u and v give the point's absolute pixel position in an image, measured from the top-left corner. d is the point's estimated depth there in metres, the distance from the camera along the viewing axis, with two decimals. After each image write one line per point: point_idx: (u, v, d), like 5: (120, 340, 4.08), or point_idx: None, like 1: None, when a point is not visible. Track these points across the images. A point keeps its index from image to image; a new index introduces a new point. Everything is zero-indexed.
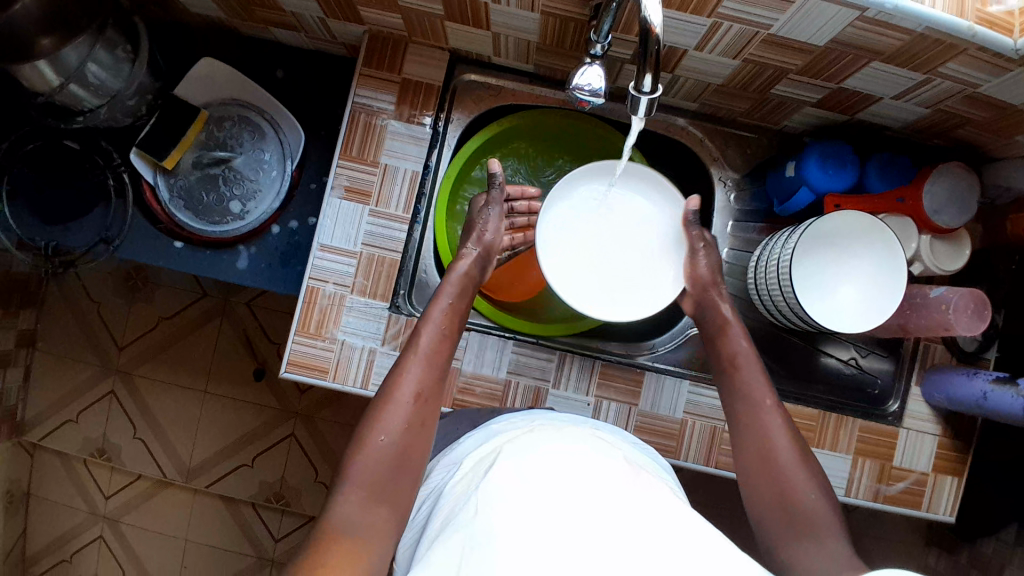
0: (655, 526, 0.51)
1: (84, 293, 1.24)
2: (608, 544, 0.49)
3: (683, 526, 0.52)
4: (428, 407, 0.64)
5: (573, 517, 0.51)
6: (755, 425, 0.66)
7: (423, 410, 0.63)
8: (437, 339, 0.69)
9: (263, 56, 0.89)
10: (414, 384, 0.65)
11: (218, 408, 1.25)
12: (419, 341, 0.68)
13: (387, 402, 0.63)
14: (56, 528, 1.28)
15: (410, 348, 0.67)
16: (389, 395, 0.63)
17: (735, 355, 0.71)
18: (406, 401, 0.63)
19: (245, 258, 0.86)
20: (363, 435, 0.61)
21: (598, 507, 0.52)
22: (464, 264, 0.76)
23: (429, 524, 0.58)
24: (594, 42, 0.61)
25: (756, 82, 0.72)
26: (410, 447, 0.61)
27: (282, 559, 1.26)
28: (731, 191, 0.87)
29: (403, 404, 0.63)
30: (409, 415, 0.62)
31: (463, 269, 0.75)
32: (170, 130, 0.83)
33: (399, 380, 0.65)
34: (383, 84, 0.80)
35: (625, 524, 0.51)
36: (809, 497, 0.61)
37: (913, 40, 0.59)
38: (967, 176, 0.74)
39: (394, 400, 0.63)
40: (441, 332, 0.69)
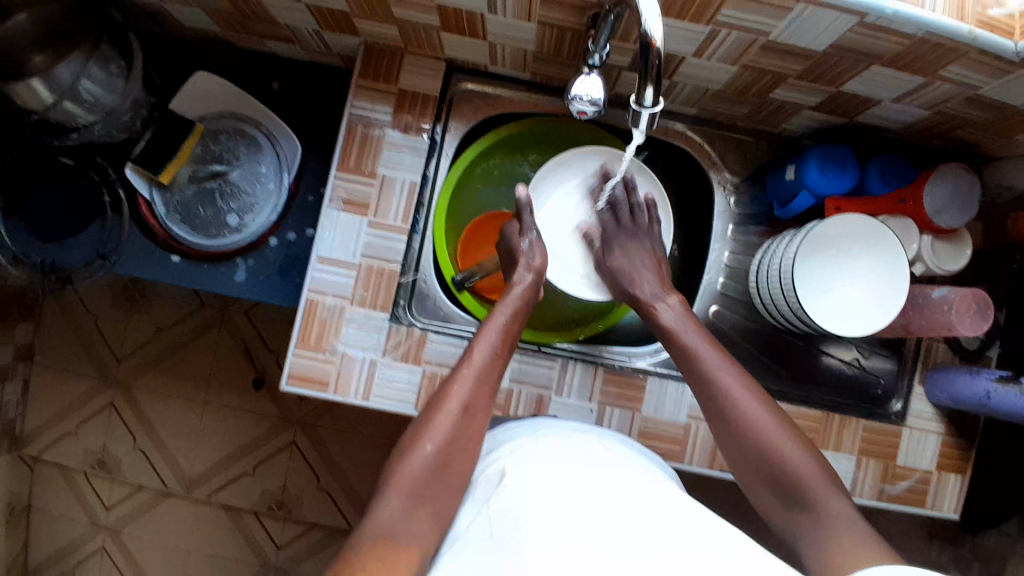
0: (654, 518, 0.52)
1: (81, 305, 1.24)
2: (595, 530, 0.50)
3: (688, 518, 0.52)
4: (476, 422, 0.64)
5: (562, 509, 0.52)
6: (722, 406, 0.66)
7: (469, 423, 0.63)
8: (490, 357, 0.69)
9: (258, 69, 0.88)
10: (465, 397, 0.64)
11: (219, 418, 1.25)
12: (474, 356, 0.68)
13: (435, 413, 0.63)
14: (58, 540, 1.28)
15: (463, 362, 0.68)
16: (439, 406, 0.63)
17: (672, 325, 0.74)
18: (454, 413, 0.63)
19: (243, 271, 0.86)
20: (408, 446, 0.60)
21: (586, 497, 0.54)
22: (521, 287, 0.77)
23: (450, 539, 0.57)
24: (593, 51, 0.60)
25: (755, 87, 0.72)
26: (453, 457, 0.61)
27: (287, 567, 1.27)
28: (731, 194, 0.88)
29: (451, 415, 0.62)
30: (454, 425, 0.62)
31: (521, 290, 0.76)
32: (166, 145, 0.83)
33: (448, 392, 0.64)
34: (380, 95, 0.79)
35: (613, 513, 0.52)
36: (798, 464, 0.61)
37: (913, 44, 0.58)
38: (967, 178, 0.74)
39: (443, 412, 0.63)
40: (494, 351, 0.70)
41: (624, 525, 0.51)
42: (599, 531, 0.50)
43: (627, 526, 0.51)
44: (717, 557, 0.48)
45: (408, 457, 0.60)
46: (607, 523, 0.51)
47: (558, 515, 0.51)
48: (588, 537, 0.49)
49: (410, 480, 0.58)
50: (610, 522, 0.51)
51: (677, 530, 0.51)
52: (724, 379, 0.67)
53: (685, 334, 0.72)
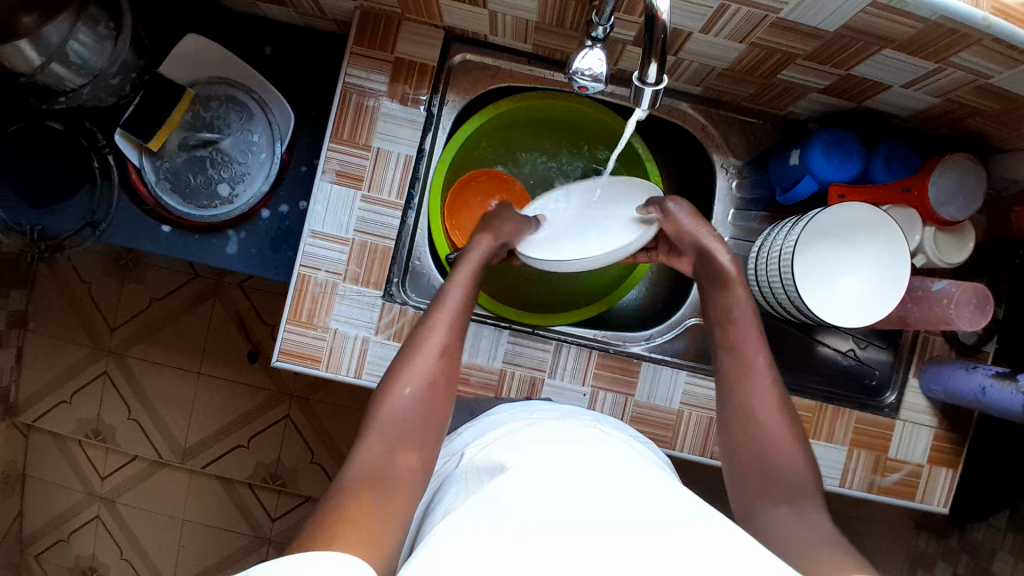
0: (640, 506, 0.51)
1: (74, 274, 1.22)
2: (574, 507, 0.50)
3: (672, 504, 0.51)
4: (453, 366, 0.65)
5: (539, 490, 0.51)
6: (744, 380, 0.67)
7: (447, 369, 0.64)
8: (462, 304, 0.69)
9: (251, 33, 0.86)
10: (441, 340, 0.65)
11: (212, 389, 1.24)
12: (444, 301, 0.69)
13: (411, 355, 0.64)
14: (52, 507, 1.29)
15: (434, 308, 0.68)
16: (418, 349, 0.64)
17: (710, 289, 0.75)
18: (432, 357, 0.64)
19: (235, 243, 0.85)
20: (388, 388, 0.61)
21: (573, 479, 0.53)
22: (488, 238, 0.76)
23: (438, 506, 0.57)
24: (596, 24, 0.58)
25: (762, 67, 0.70)
26: (433, 404, 0.61)
27: (279, 538, 1.28)
28: (732, 179, 0.85)
29: (428, 358, 0.64)
30: (432, 371, 0.63)
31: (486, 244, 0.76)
32: (155, 111, 0.80)
33: (426, 337, 0.65)
34: (375, 63, 0.76)
35: (596, 497, 0.51)
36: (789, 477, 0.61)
37: (927, 28, 0.56)
38: (974, 169, 0.72)
39: (420, 355, 0.64)
40: (466, 297, 0.70)
41: (608, 510, 0.50)
42: (576, 513, 0.49)
43: (614, 512, 0.49)
44: (708, 546, 0.47)
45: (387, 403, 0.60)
46: (586, 505, 0.50)
47: (533, 497, 0.50)
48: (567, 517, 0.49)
49: None
50: (591, 505, 0.50)
51: (668, 517, 0.50)
52: (754, 356, 0.68)
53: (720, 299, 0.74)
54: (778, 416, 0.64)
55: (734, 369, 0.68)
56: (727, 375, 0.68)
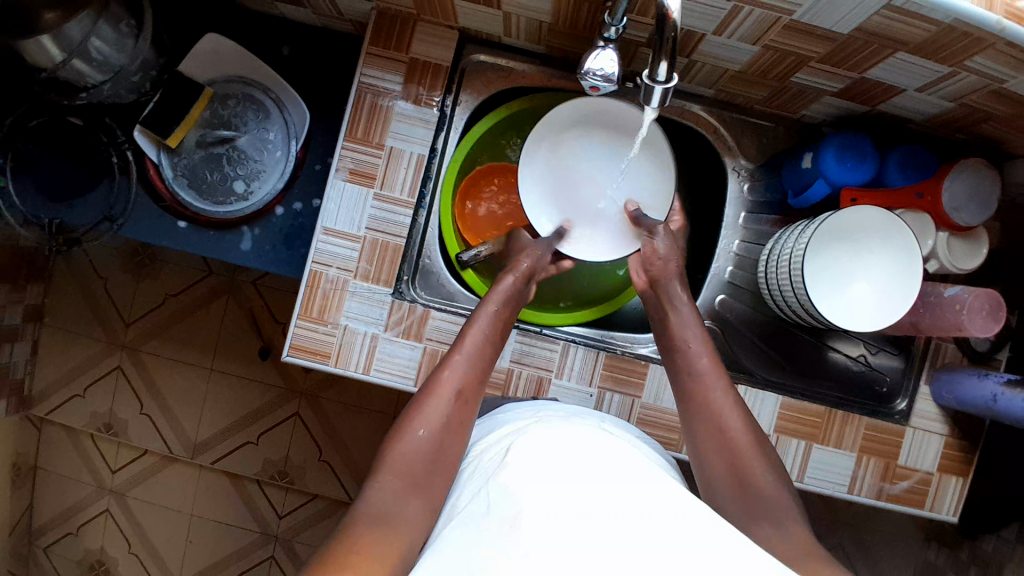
0: (648, 504, 0.51)
1: (90, 269, 1.24)
2: (577, 523, 0.48)
3: (674, 510, 0.51)
4: (470, 409, 0.65)
5: (544, 489, 0.51)
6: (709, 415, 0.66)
7: (462, 412, 0.64)
8: (482, 343, 0.69)
9: (268, 32, 0.87)
10: (459, 381, 0.65)
11: (224, 386, 1.26)
12: (464, 341, 0.68)
13: (428, 395, 0.64)
14: (64, 500, 1.31)
15: (454, 347, 0.68)
16: (433, 393, 0.64)
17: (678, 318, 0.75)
18: (446, 399, 0.63)
19: (249, 240, 0.86)
20: (400, 430, 0.61)
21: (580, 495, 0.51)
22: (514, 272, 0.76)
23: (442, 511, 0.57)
24: (609, 25, 0.58)
25: (776, 69, 0.70)
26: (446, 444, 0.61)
27: (286, 535, 1.28)
28: (744, 181, 0.85)
29: (444, 401, 0.63)
30: (449, 413, 0.63)
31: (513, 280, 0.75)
32: (175, 108, 0.81)
33: (443, 377, 0.65)
34: (390, 63, 0.77)
35: (602, 494, 0.51)
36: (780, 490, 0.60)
37: (940, 31, 0.56)
38: (989, 173, 0.72)
39: (436, 397, 0.63)
40: (487, 338, 0.70)
41: (616, 507, 0.50)
42: (583, 510, 0.49)
43: (623, 510, 0.50)
44: (715, 548, 0.47)
45: (400, 436, 0.61)
46: (594, 502, 0.50)
47: (537, 497, 0.51)
48: (574, 516, 0.49)
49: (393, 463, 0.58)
50: (599, 503, 0.50)
51: (675, 518, 0.50)
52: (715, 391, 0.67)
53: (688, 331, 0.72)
54: (750, 443, 0.63)
55: (698, 383, 0.68)
56: (688, 392, 0.69)
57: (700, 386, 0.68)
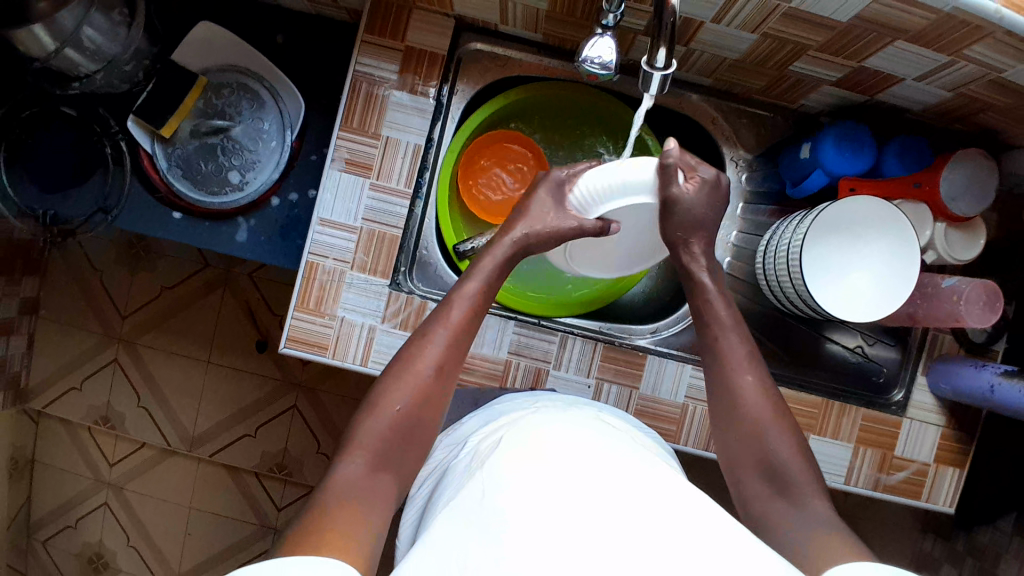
0: (640, 493, 0.50)
1: (86, 262, 1.23)
2: (565, 517, 0.48)
3: (665, 496, 0.51)
4: (448, 382, 0.63)
5: (538, 481, 0.50)
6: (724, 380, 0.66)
7: (439, 389, 0.62)
8: (467, 317, 0.65)
9: (262, 21, 0.87)
10: (437, 358, 0.62)
11: (220, 378, 1.25)
12: (449, 316, 0.64)
13: (405, 370, 0.61)
14: (61, 493, 1.30)
15: (438, 320, 0.64)
16: (411, 366, 0.62)
17: (705, 296, 0.71)
18: (424, 373, 0.61)
19: (244, 230, 0.85)
20: (377, 402, 0.60)
21: (569, 481, 0.50)
22: (508, 241, 0.70)
23: (435, 499, 0.58)
24: (607, 12, 0.58)
25: (775, 58, 0.69)
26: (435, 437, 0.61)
27: (284, 527, 1.29)
28: (743, 171, 0.85)
29: (421, 376, 0.61)
30: (423, 388, 0.61)
31: (509, 243, 0.70)
32: (168, 96, 0.81)
33: (422, 350, 0.62)
34: (386, 52, 0.77)
35: (599, 488, 0.50)
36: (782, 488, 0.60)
37: (939, 20, 0.56)
38: (986, 164, 0.72)
39: (413, 371, 0.61)
40: (472, 309, 0.66)
41: (612, 503, 0.49)
42: (572, 506, 0.48)
43: (619, 506, 0.49)
44: (700, 543, 0.47)
45: None
46: (590, 496, 0.49)
47: (530, 490, 0.50)
48: (567, 512, 0.48)
49: (380, 460, 0.57)
50: (580, 500, 0.49)
51: (670, 511, 0.49)
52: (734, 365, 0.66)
53: (706, 300, 0.71)
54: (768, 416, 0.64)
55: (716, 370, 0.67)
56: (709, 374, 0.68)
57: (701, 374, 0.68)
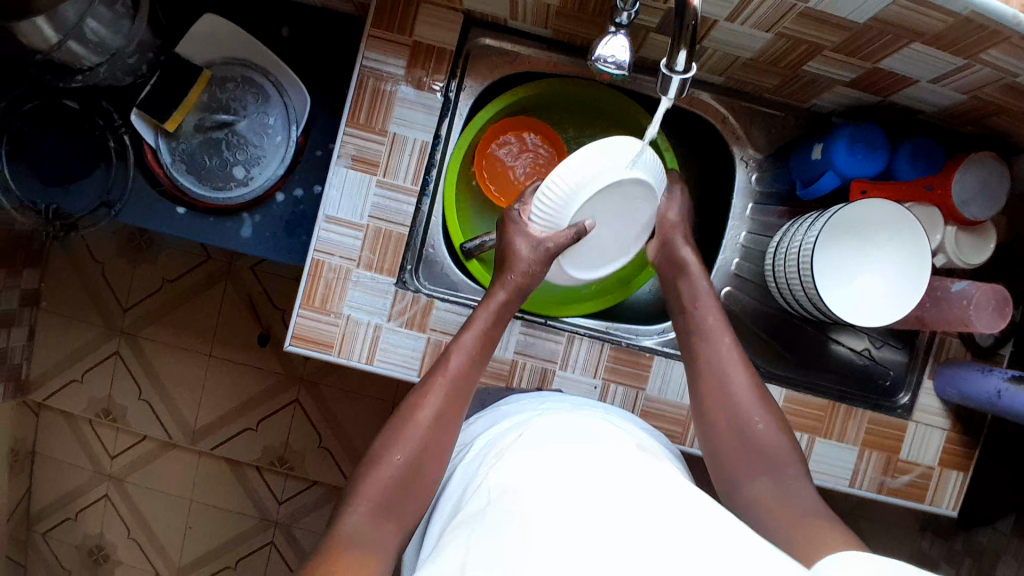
0: (647, 497, 0.50)
1: (88, 255, 1.23)
2: (576, 521, 0.47)
3: (672, 498, 0.50)
4: (448, 433, 0.62)
5: (542, 489, 0.50)
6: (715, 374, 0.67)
7: (440, 437, 0.61)
8: (465, 366, 0.66)
9: (267, 13, 0.85)
10: (436, 408, 0.62)
11: (222, 372, 1.25)
12: (447, 365, 0.65)
13: (405, 422, 0.61)
14: (62, 485, 1.30)
15: (436, 371, 0.65)
16: (411, 419, 0.61)
17: (696, 293, 0.73)
18: (425, 423, 0.61)
19: (249, 226, 0.84)
20: (379, 455, 0.60)
21: (578, 489, 0.50)
22: (503, 293, 0.72)
23: (442, 505, 0.58)
24: (621, 10, 0.58)
25: (788, 57, 0.69)
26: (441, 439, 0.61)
27: (285, 521, 1.29)
28: (752, 171, 0.84)
29: (420, 427, 0.61)
30: (425, 438, 0.60)
31: (503, 292, 0.72)
32: (172, 90, 0.79)
33: (420, 402, 0.63)
34: (394, 47, 0.76)
35: (605, 492, 0.50)
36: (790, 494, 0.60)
37: (957, 23, 0.55)
38: (998, 168, 0.71)
39: (413, 422, 0.61)
40: (470, 359, 0.67)
41: (619, 505, 0.49)
42: (583, 511, 0.48)
43: (627, 508, 0.48)
44: (709, 541, 0.46)
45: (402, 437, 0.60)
46: (597, 499, 0.49)
47: (538, 497, 0.49)
48: (574, 514, 0.47)
49: None
50: (590, 504, 0.48)
51: (677, 509, 0.49)
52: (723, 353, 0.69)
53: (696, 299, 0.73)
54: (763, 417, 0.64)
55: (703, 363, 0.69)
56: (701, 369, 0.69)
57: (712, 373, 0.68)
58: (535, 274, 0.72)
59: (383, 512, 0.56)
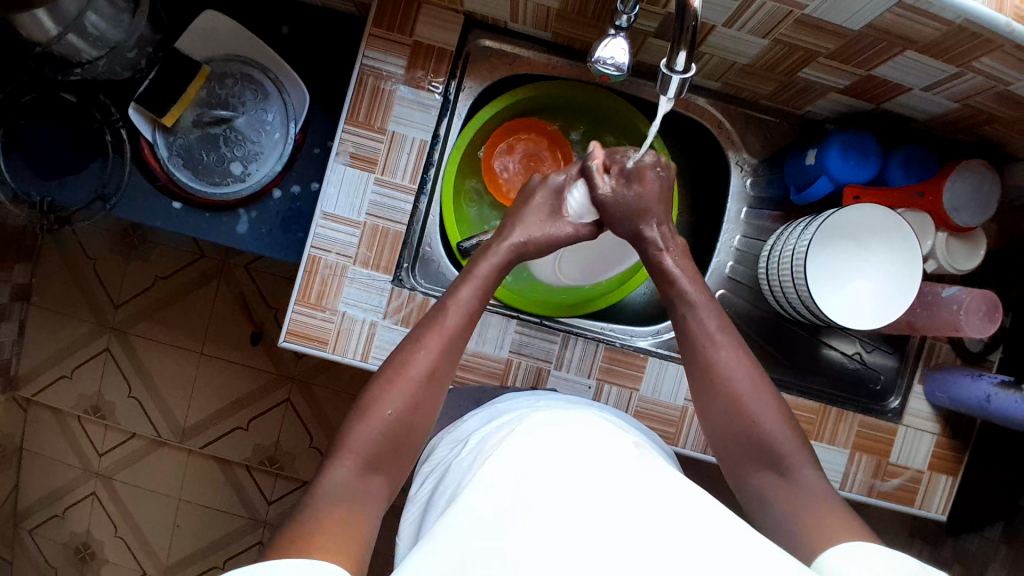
0: (643, 492, 0.50)
1: (80, 251, 1.22)
2: (572, 520, 0.47)
3: (667, 495, 0.50)
4: (438, 388, 0.62)
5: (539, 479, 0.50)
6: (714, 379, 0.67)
7: (429, 392, 0.61)
8: (461, 324, 0.65)
9: (268, 11, 0.86)
10: (429, 362, 0.62)
11: (214, 370, 1.24)
12: (444, 320, 0.65)
13: (397, 375, 0.61)
14: (49, 483, 1.29)
15: (431, 324, 0.65)
16: (400, 374, 0.61)
17: None
18: (414, 379, 0.61)
19: (245, 223, 0.85)
20: (368, 408, 0.59)
21: (576, 478, 0.50)
22: (498, 252, 0.71)
23: (435, 499, 0.58)
24: (620, 13, 0.58)
25: (785, 64, 0.69)
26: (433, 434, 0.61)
27: (275, 521, 1.28)
28: (747, 176, 0.85)
29: (412, 381, 0.61)
30: (415, 392, 0.60)
31: (499, 252, 0.72)
32: (171, 85, 0.80)
33: (415, 354, 0.62)
34: (394, 46, 0.76)
35: (599, 482, 0.50)
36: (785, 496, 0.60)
37: (950, 32, 0.56)
38: (990, 176, 0.72)
39: (405, 375, 0.61)
40: (466, 317, 0.66)
41: (614, 498, 0.49)
42: (579, 509, 0.48)
43: (622, 503, 0.49)
44: (703, 545, 0.47)
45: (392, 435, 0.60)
46: (591, 490, 0.49)
47: (533, 489, 0.50)
48: (569, 507, 0.48)
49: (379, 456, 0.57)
50: (586, 497, 0.49)
51: (671, 506, 0.49)
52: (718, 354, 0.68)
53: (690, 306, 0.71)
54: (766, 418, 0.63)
55: None
56: None
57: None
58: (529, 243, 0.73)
59: (375, 503, 0.56)
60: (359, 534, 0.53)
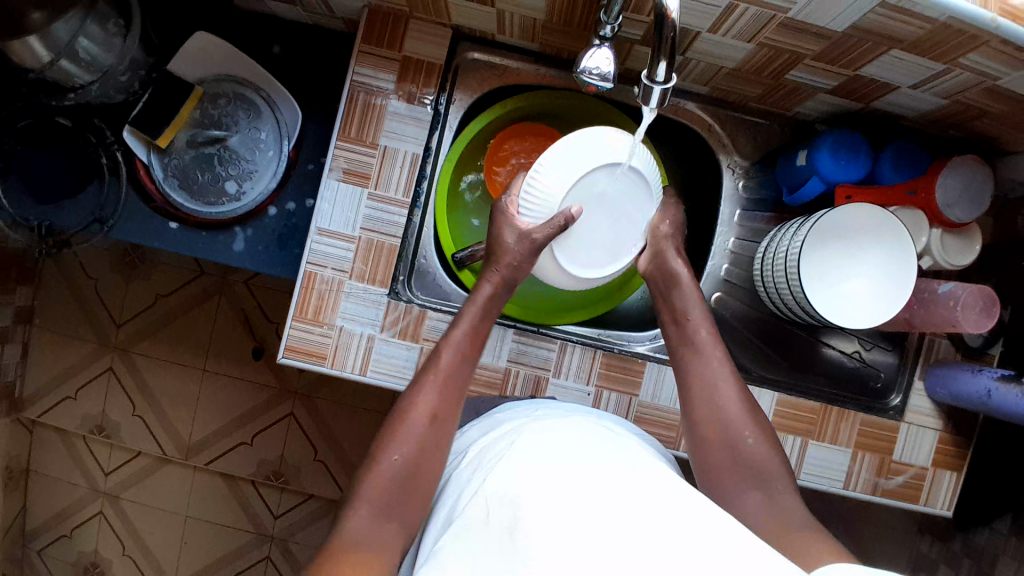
0: (640, 500, 0.50)
1: (82, 272, 1.23)
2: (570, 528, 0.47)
3: (664, 499, 0.50)
4: (444, 426, 0.63)
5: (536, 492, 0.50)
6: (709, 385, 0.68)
7: (436, 431, 0.62)
8: (456, 362, 0.67)
9: (259, 30, 0.87)
10: (430, 403, 0.63)
11: (216, 387, 1.25)
12: (439, 362, 0.66)
13: (400, 419, 0.62)
14: (56, 504, 1.29)
15: (429, 367, 0.66)
16: (404, 418, 0.62)
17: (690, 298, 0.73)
18: (419, 423, 0.62)
19: (241, 240, 0.85)
20: (376, 454, 0.60)
21: (572, 491, 0.50)
22: (488, 287, 0.72)
23: (436, 515, 0.58)
24: (605, 23, 0.59)
25: (772, 67, 0.70)
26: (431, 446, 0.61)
27: (282, 535, 1.28)
28: (739, 179, 0.85)
29: (416, 423, 0.62)
30: (421, 433, 0.61)
31: (488, 285, 0.72)
32: (164, 108, 0.81)
33: (416, 397, 0.64)
34: (383, 61, 0.77)
35: (591, 493, 0.50)
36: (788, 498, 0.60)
37: (934, 30, 0.56)
38: (983, 171, 0.72)
39: (408, 418, 0.62)
40: (461, 354, 0.68)
41: (603, 507, 0.49)
42: (577, 518, 0.48)
43: (621, 508, 0.49)
44: (702, 545, 0.46)
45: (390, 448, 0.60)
46: (584, 502, 0.49)
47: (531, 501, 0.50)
48: (561, 517, 0.48)
49: None
50: (584, 509, 0.49)
51: (666, 509, 0.50)
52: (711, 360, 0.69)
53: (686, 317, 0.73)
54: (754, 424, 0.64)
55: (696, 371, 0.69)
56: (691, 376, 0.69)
57: (701, 379, 0.68)
58: (521, 266, 0.72)
59: (376, 517, 0.56)
60: (360, 555, 0.53)
